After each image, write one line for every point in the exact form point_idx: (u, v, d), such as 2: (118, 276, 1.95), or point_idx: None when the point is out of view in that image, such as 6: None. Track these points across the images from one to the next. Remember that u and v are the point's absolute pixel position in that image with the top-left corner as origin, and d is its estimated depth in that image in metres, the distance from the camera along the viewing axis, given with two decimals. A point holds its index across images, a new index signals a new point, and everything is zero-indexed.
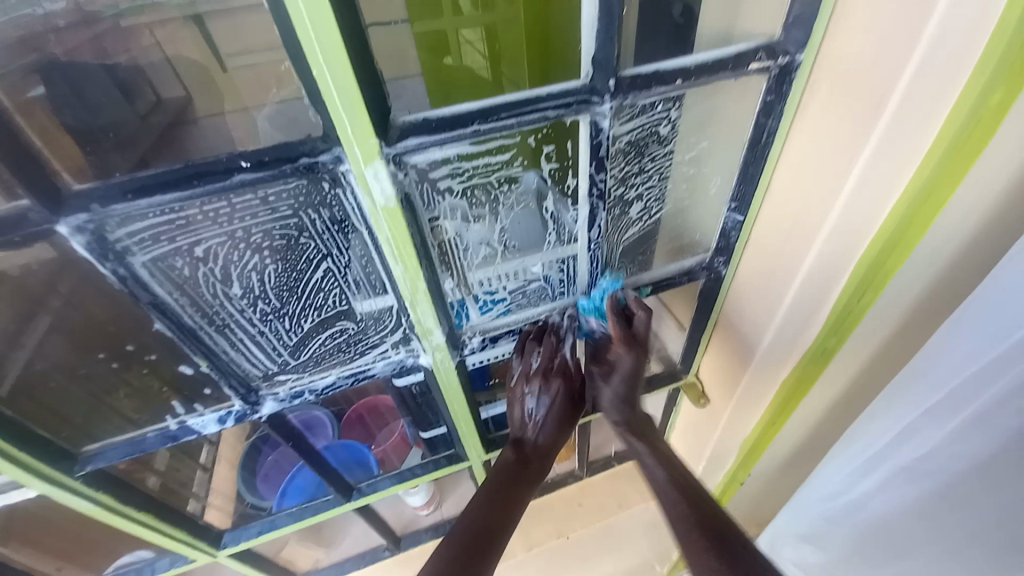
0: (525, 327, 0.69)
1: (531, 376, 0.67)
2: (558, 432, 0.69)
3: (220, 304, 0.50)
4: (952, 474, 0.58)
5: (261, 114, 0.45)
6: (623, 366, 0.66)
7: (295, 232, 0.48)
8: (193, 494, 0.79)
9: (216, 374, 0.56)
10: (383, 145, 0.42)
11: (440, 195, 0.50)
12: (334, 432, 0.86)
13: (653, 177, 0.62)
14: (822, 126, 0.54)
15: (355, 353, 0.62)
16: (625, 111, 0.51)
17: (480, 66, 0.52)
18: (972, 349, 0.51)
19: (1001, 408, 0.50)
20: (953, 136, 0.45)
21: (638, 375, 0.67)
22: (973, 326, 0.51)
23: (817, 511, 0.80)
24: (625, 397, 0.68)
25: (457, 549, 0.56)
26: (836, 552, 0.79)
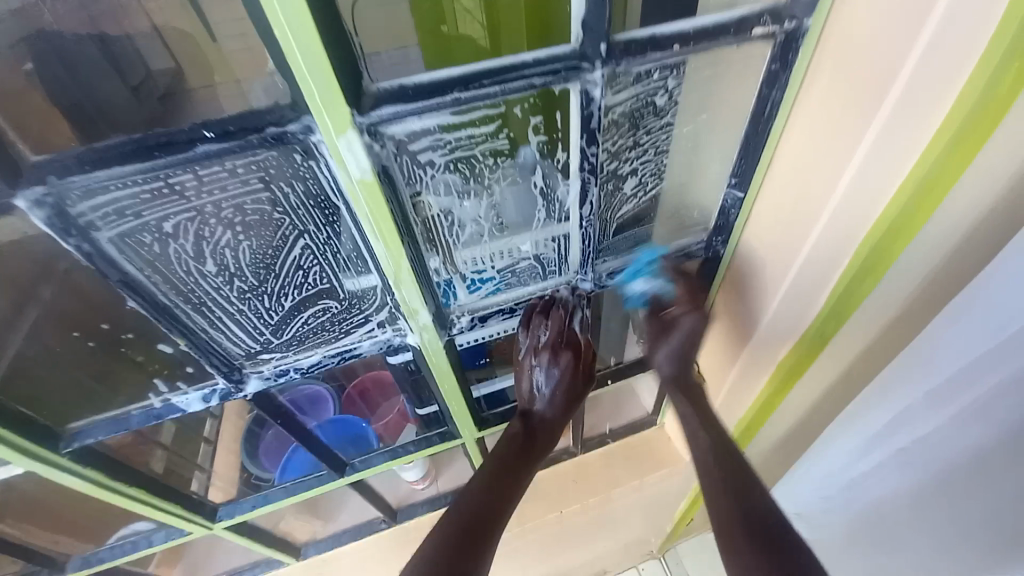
0: (531, 300, 0.68)
1: (540, 350, 0.69)
2: (564, 407, 0.72)
3: (195, 282, 0.49)
4: (950, 458, 0.58)
5: (257, 86, 0.40)
6: (688, 325, 0.69)
7: (268, 207, 0.45)
8: (197, 466, 0.81)
9: (197, 353, 0.55)
10: (355, 114, 0.39)
11: (422, 169, 0.47)
12: (335, 407, 0.88)
13: (649, 151, 0.58)
14: (830, 100, 0.50)
15: (339, 332, 0.60)
16: (619, 79, 0.48)
17: (481, 36, 0.44)
18: (978, 338, 0.49)
19: (1001, 397, 0.49)
20: (968, 111, 0.42)
21: (698, 336, 0.72)
22: (975, 316, 0.48)
23: (816, 487, 0.82)
24: (681, 354, 0.72)
25: (458, 529, 0.57)
26: (845, 523, 0.81)
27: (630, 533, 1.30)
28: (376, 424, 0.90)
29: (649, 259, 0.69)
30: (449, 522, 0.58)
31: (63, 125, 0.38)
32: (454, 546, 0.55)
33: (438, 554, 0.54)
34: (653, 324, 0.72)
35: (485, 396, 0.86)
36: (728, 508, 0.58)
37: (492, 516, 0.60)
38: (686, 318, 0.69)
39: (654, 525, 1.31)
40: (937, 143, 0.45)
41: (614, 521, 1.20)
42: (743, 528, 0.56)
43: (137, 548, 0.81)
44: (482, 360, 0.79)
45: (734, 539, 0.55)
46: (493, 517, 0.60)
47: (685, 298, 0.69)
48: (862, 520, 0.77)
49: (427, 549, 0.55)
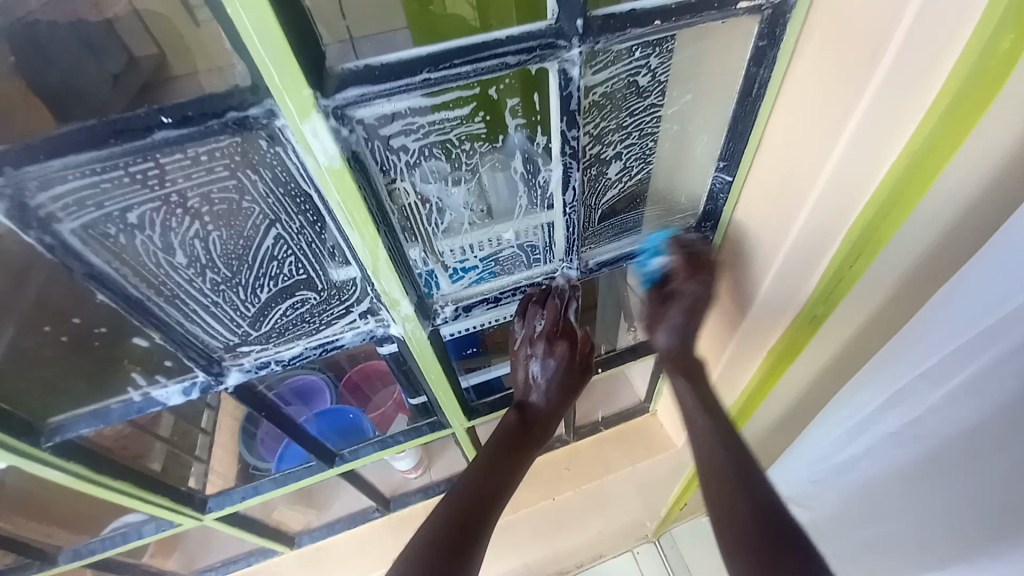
0: (526, 289, 0.68)
1: (536, 340, 0.68)
2: (562, 396, 0.71)
3: (165, 274, 0.48)
4: (939, 439, 0.57)
5: (235, 72, 0.37)
6: (688, 296, 0.68)
7: (235, 195, 0.44)
8: (194, 457, 0.81)
9: (173, 346, 0.54)
10: (319, 97, 0.37)
11: (395, 155, 0.46)
12: (332, 397, 0.89)
13: (633, 134, 0.56)
14: (818, 80, 0.49)
15: (320, 324, 0.59)
16: (598, 58, 0.46)
17: (472, 17, 0.43)
18: (978, 308, 0.48)
19: (993, 372, 0.49)
20: (957, 89, 0.42)
21: (699, 307, 0.70)
22: (968, 290, 0.48)
23: (803, 460, 0.81)
24: (682, 328, 0.72)
25: (457, 511, 0.58)
26: (832, 504, 0.79)
27: (625, 517, 1.31)
28: (370, 414, 0.90)
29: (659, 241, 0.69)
30: (439, 518, 0.57)
31: (46, 115, 0.37)
32: (453, 524, 0.56)
33: (424, 551, 0.53)
34: (654, 294, 0.72)
35: (473, 386, 0.85)
36: (735, 505, 0.55)
37: (482, 513, 0.59)
38: (686, 289, 0.68)
39: (648, 510, 1.32)
40: (927, 124, 0.45)
41: (608, 506, 1.21)
42: (755, 527, 0.52)
43: (126, 540, 0.81)
44: (470, 350, 0.78)
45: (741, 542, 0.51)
46: (493, 499, 0.61)
47: (686, 269, 0.67)
48: (848, 505, 0.76)
49: (427, 529, 0.56)
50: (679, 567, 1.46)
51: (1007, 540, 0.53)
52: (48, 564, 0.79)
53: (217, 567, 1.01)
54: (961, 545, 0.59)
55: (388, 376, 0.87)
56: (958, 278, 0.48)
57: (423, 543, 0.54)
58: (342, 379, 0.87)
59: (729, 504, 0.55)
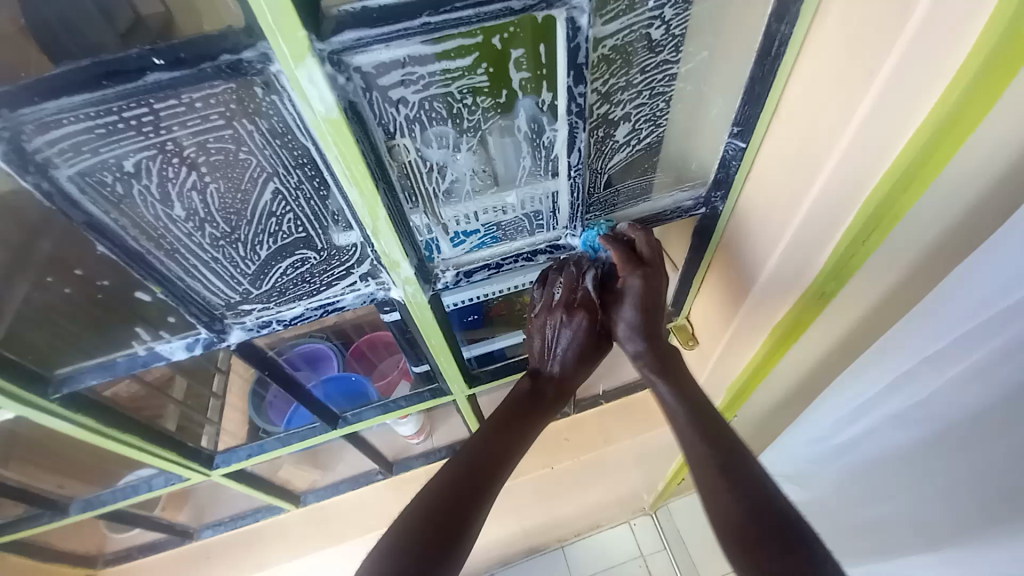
0: (548, 260, 0.69)
1: (553, 307, 0.66)
2: (580, 365, 0.70)
3: (165, 226, 0.47)
4: (941, 424, 0.56)
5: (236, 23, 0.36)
6: (634, 289, 0.62)
7: (232, 146, 0.43)
8: (207, 419, 0.86)
9: (174, 301, 0.54)
10: (313, 40, 0.36)
11: (394, 108, 0.44)
12: (340, 364, 0.91)
13: (643, 94, 0.54)
14: (838, 39, 0.47)
15: (320, 284, 0.59)
16: (609, 6, 0.44)
17: None
18: (998, 286, 0.46)
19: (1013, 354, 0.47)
20: (988, 52, 0.40)
21: (653, 300, 0.64)
22: (985, 272, 0.47)
23: (804, 439, 0.80)
24: (640, 327, 0.65)
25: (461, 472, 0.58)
26: (831, 482, 0.78)
27: (622, 489, 1.33)
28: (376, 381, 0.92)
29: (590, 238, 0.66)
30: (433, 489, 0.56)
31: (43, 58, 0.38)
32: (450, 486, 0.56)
33: (408, 532, 0.51)
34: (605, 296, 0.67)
35: (475, 356, 0.84)
36: (731, 506, 0.51)
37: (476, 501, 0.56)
38: (630, 283, 0.62)
39: (646, 483, 1.34)
40: (954, 89, 0.43)
41: (607, 477, 1.23)
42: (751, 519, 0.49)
43: (137, 492, 0.83)
44: (473, 318, 0.78)
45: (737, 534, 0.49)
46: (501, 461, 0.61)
47: (623, 262, 0.62)
48: (843, 487, 0.76)
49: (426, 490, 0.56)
50: (674, 540, 1.49)
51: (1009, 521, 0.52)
52: (60, 514, 0.80)
53: (225, 522, 1.04)
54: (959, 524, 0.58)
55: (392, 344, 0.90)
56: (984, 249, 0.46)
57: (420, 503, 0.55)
58: (348, 346, 0.94)
59: (714, 498, 0.52)
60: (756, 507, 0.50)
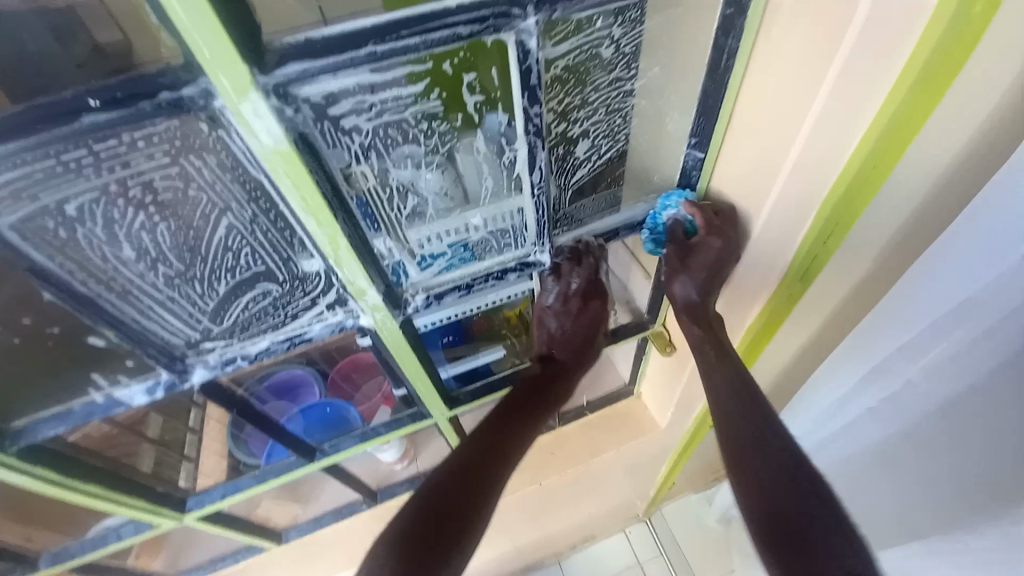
0: (566, 244, 0.67)
1: (571, 297, 0.71)
2: (582, 348, 0.75)
3: (115, 268, 0.45)
4: (914, 418, 0.58)
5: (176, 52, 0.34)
6: (712, 250, 0.63)
7: (180, 183, 0.42)
8: (183, 455, 0.83)
9: (129, 344, 0.52)
10: (255, 73, 0.35)
11: (347, 137, 0.43)
12: (319, 391, 0.87)
13: (599, 110, 0.54)
14: (785, 48, 0.48)
15: (285, 317, 0.57)
16: (558, 28, 0.44)
17: None
18: (958, 282, 0.48)
19: (977, 342, 0.48)
20: (924, 60, 0.41)
21: (721, 265, 0.66)
22: (940, 271, 0.50)
23: (800, 428, 0.80)
24: (704, 287, 0.68)
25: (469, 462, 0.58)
26: (827, 471, 0.79)
27: (614, 499, 1.32)
28: (359, 406, 0.88)
29: (674, 199, 0.65)
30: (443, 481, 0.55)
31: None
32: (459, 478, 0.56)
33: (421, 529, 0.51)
34: (676, 254, 0.67)
35: (454, 374, 0.82)
36: (760, 488, 0.52)
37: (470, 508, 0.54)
38: (709, 243, 0.63)
39: (637, 490, 1.33)
40: (898, 96, 0.44)
41: (598, 488, 1.22)
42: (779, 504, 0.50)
43: (106, 542, 0.79)
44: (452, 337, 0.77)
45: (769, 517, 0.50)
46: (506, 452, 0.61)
47: (706, 222, 0.62)
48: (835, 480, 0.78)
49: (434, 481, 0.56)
50: (669, 544, 1.48)
51: (975, 521, 0.51)
52: (30, 568, 0.77)
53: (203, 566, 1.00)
54: (935, 515, 0.58)
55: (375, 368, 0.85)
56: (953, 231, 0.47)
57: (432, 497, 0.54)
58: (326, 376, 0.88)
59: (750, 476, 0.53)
60: (787, 502, 0.50)
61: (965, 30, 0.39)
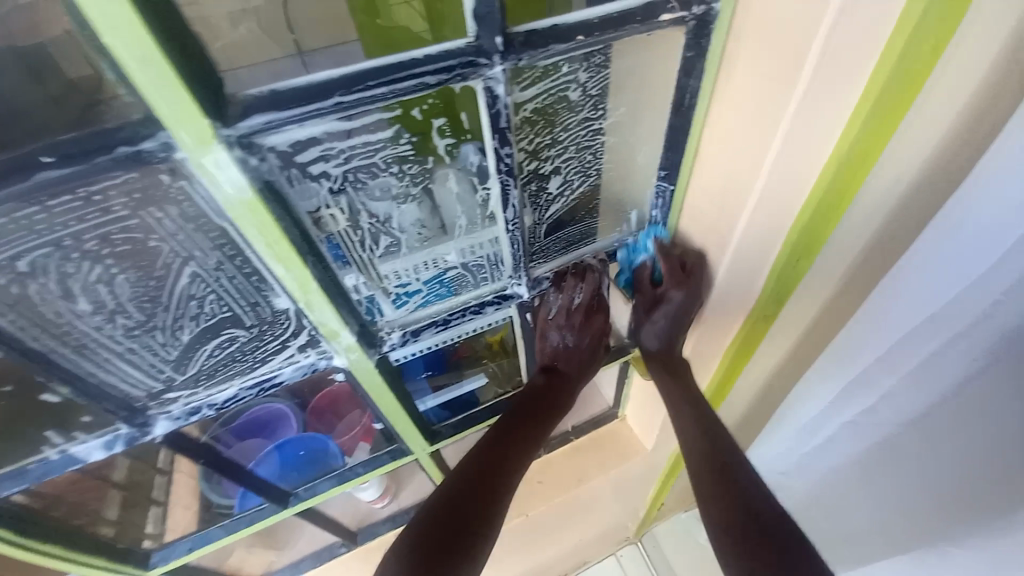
0: (559, 266, 0.67)
1: (574, 311, 0.70)
2: (586, 361, 0.75)
3: (69, 323, 0.43)
4: (891, 428, 0.60)
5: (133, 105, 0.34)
6: (672, 304, 0.67)
7: (140, 234, 0.40)
8: (153, 500, 0.77)
9: (86, 399, 0.49)
10: (217, 126, 0.35)
11: (315, 182, 0.43)
12: (298, 423, 0.81)
13: (569, 148, 0.56)
14: (744, 89, 0.50)
15: (254, 362, 0.55)
16: (525, 74, 0.45)
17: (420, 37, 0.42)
18: (918, 300, 0.51)
19: (950, 354, 0.50)
20: (884, 82, 0.43)
21: (683, 318, 0.69)
22: (900, 294, 0.53)
23: (785, 442, 0.81)
24: (666, 334, 0.71)
25: (467, 479, 0.60)
26: (815, 485, 0.79)
27: (603, 524, 1.30)
28: (339, 439, 0.82)
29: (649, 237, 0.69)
30: (443, 495, 0.58)
31: None
32: (456, 492, 0.59)
33: (422, 539, 0.53)
34: (643, 300, 0.71)
35: (438, 404, 0.81)
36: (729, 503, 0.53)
37: (476, 518, 0.56)
38: (670, 296, 0.67)
39: (627, 513, 1.31)
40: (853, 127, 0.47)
41: (587, 514, 1.20)
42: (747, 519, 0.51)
43: None
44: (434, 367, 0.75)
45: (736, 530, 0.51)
46: (504, 469, 0.63)
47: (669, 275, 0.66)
48: (818, 496, 0.80)
49: (435, 496, 0.59)
50: (662, 566, 1.45)
51: (965, 522, 0.54)
52: None
53: None
54: (932, 523, 0.59)
55: (354, 402, 0.77)
56: (919, 248, 0.49)
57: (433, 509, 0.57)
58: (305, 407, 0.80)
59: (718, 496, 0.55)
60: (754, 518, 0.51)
61: (915, 68, 0.42)
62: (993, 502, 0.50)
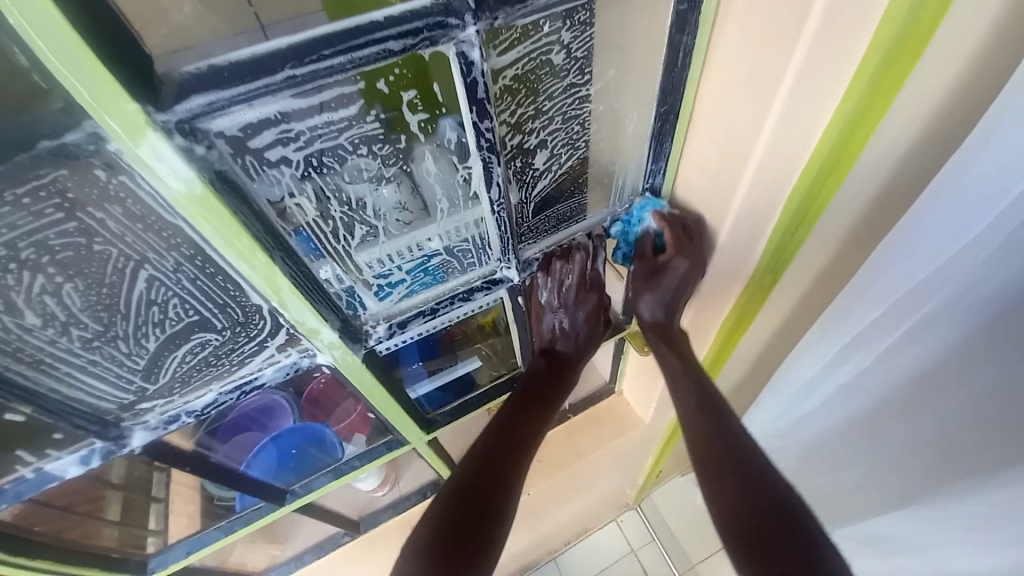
0: (547, 248, 0.65)
1: (565, 293, 0.67)
2: (587, 340, 0.73)
3: (20, 339, 0.40)
4: (885, 390, 0.60)
5: (50, 94, 0.29)
6: (678, 270, 0.63)
7: (82, 239, 0.36)
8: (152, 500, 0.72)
9: (51, 417, 0.45)
10: (148, 110, 0.30)
11: (274, 170, 0.39)
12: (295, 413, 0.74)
13: (555, 119, 0.52)
14: (741, 46, 0.47)
15: (231, 364, 0.52)
16: (502, 36, 0.41)
17: None
18: (909, 269, 0.49)
19: (946, 314, 0.48)
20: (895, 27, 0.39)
21: (687, 284, 0.66)
22: (893, 260, 0.51)
23: (781, 412, 0.80)
24: (666, 302, 0.68)
25: (474, 468, 0.59)
26: (807, 444, 0.79)
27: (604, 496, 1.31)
28: (337, 425, 0.76)
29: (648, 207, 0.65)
30: (451, 488, 0.57)
31: None
32: (466, 482, 0.57)
33: (437, 532, 0.52)
34: (642, 267, 0.67)
35: (437, 388, 0.78)
36: (736, 490, 0.50)
37: (493, 512, 0.54)
38: (677, 263, 0.63)
39: (626, 483, 1.33)
40: (859, 85, 0.43)
41: (587, 487, 1.21)
42: (764, 508, 0.47)
43: None
44: (430, 351, 0.71)
45: (759, 525, 0.46)
46: (514, 457, 0.61)
47: (674, 242, 0.62)
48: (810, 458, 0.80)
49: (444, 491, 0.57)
50: (662, 530, 1.47)
51: (963, 477, 0.54)
52: None
53: None
54: (932, 478, 0.59)
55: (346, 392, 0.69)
56: (912, 217, 0.47)
57: (444, 502, 0.55)
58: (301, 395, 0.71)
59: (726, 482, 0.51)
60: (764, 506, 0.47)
61: (928, 11, 0.38)
62: (998, 455, 0.49)
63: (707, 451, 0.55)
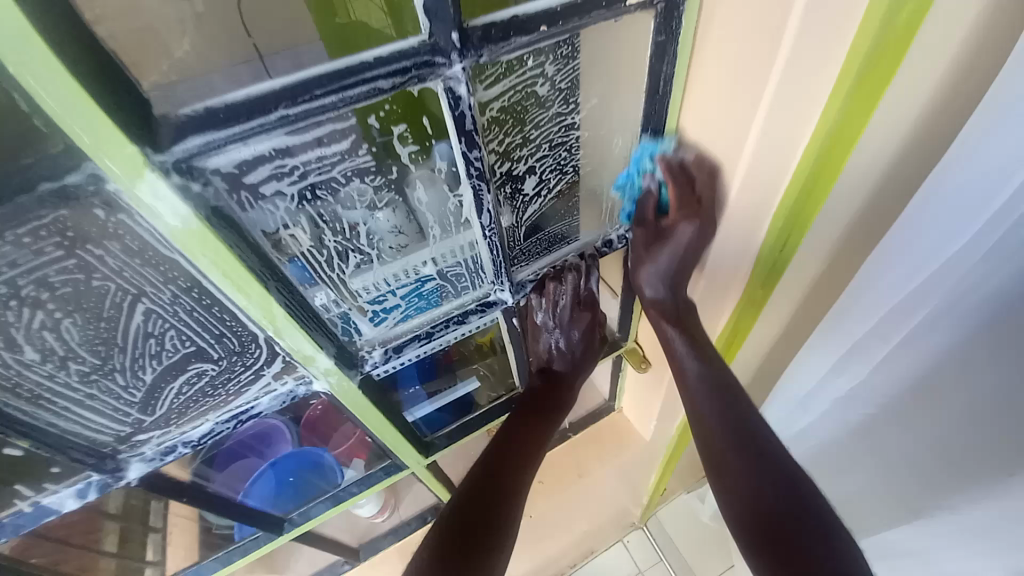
0: (543, 270, 0.65)
1: (560, 313, 0.69)
2: (581, 358, 0.75)
3: (18, 375, 0.40)
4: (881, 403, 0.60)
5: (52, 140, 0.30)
6: (682, 234, 0.59)
7: (81, 275, 0.37)
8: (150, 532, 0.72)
9: (47, 452, 0.46)
10: (147, 152, 0.32)
11: (269, 204, 0.40)
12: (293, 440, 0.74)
13: (542, 146, 0.53)
14: (720, 73, 0.48)
15: (227, 394, 0.53)
16: (488, 71, 0.42)
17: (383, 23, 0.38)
18: (899, 280, 0.50)
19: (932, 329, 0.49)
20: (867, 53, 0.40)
21: (695, 252, 0.61)
22: (884, 271, 0.51)
23: (783, 424, 0.80)
24: (670, 275, 0.64)
25: (480, 476, 0.60)
26: (808, 457, 0.79)
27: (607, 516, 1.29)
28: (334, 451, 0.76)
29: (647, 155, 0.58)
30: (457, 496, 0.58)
31: None
32: (471, 489, 0.59)
33: (441, 540, 0.53)
34: (646, 233, 0.64)
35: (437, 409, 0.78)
36: (742, 483, 0.54)
37: (499, 516, 0.56)
38: (681, 226, 0.59)
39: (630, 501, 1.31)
40: (837, 102, 0.43)
41: (589, 507, 1.19)
42: (768, 505, 0.52)
43: None
44: (427, 374, 0.71)
45: (766, 518, 0.51)
46: (520, 464, 0.63)
47: (677, 202, 0.58)
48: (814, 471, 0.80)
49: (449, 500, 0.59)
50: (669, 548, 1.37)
51: (955, 493, 0.54)
52: None
53: None
54: (929, 492, 0.59)
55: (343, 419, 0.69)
56: (899, 228, 0.48)
57: (449, 511, 0.57)
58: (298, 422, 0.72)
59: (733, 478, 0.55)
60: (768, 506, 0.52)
61: (897, 40, 0.40)
62: (988, 469, 0.49)
63: (715, 443, 0.58)
